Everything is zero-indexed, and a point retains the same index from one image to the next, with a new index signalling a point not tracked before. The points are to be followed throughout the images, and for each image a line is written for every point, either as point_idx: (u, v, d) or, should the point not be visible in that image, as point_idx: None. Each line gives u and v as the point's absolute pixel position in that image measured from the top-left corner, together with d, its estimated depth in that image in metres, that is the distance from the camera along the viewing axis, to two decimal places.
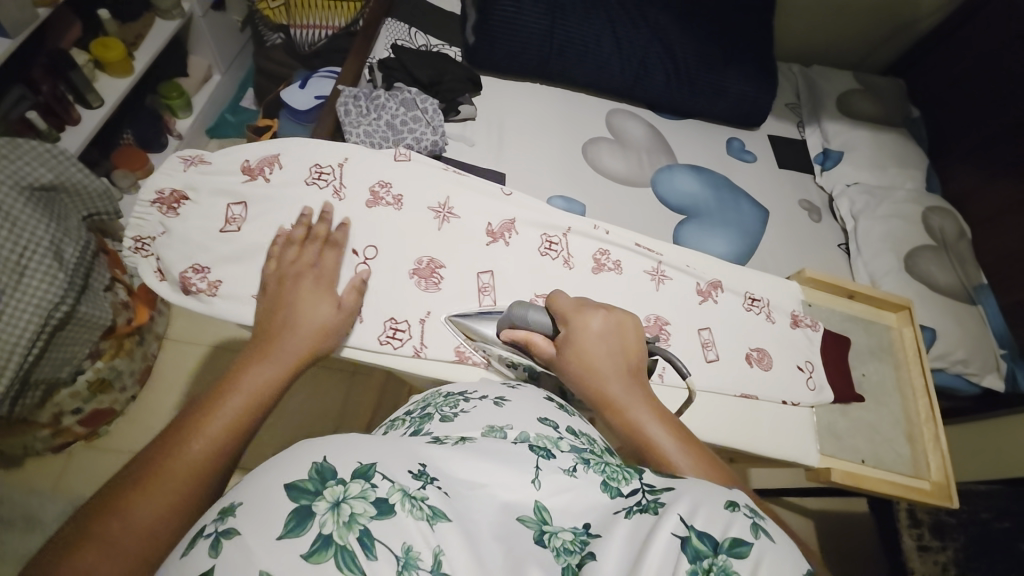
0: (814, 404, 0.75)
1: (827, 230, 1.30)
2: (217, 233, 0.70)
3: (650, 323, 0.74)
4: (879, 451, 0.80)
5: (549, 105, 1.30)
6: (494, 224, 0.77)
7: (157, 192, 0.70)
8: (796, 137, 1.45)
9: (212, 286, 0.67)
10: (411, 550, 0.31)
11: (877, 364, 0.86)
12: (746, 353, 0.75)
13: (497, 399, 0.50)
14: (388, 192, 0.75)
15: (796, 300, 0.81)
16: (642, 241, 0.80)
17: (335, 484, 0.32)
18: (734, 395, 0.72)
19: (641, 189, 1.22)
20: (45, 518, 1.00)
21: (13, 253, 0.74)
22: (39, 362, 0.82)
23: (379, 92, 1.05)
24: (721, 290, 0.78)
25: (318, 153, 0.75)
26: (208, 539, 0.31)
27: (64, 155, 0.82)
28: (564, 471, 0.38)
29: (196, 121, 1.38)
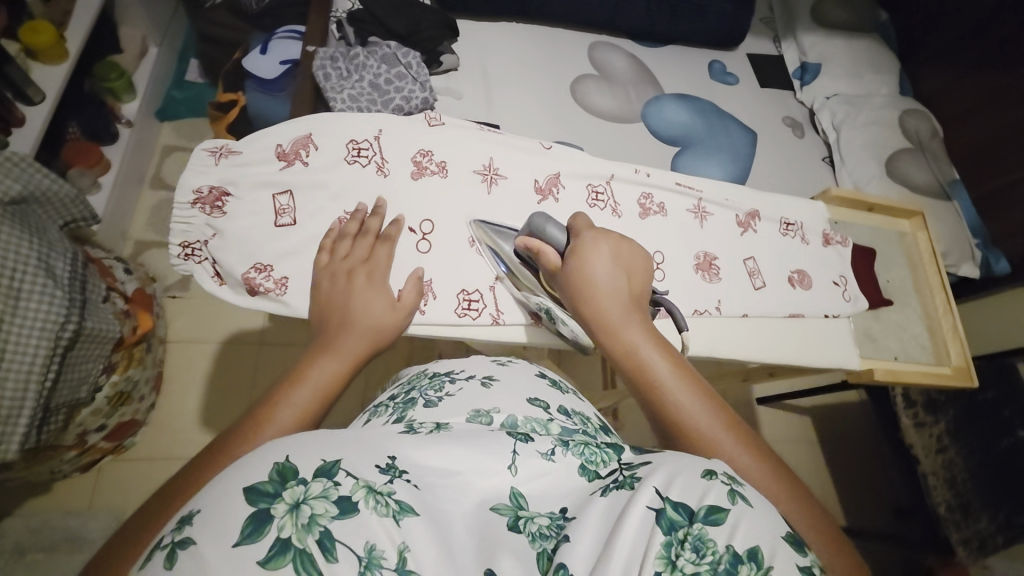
0: (851, 314, 0.81)
1: (811, 145, 1.33)
2: (273, 227, 0.66)
3: (701, 261, 0.77)
4: (907, 347, 0.88)
5: (529, 44, 1.23)
6: (541, 180, 0.76)
7: (194, 191, 0.64)
8: (774, 54, 1.44)
9: (281, 284, 0.64)
10: (375, 550, 0.30)
11: (897, 269, 0.93)
12: (787, 276, 0.79)
13: (483, 379, 0.53)
14: (431, 160, 0.72)
15: (824, 220, 0.85)
16: (683, 180, 0.81)
17: (295, 485, 0.31)
18: (782, 316, 0.77)
19: (633, 124, 1.20)
20: (92, 536, 0.97)
21: (3, 277, 0.68)
22: (57, 386, 0.76)
23: (355, 49, 0.97)
24: (758, 219, 0.82)
25: (332, 131, 0.70)
26: (163, 551, 0.29)
27: (25, 161, 0.74)
28: (541, 454, 0.40)
29: (142, 104, 1.25)
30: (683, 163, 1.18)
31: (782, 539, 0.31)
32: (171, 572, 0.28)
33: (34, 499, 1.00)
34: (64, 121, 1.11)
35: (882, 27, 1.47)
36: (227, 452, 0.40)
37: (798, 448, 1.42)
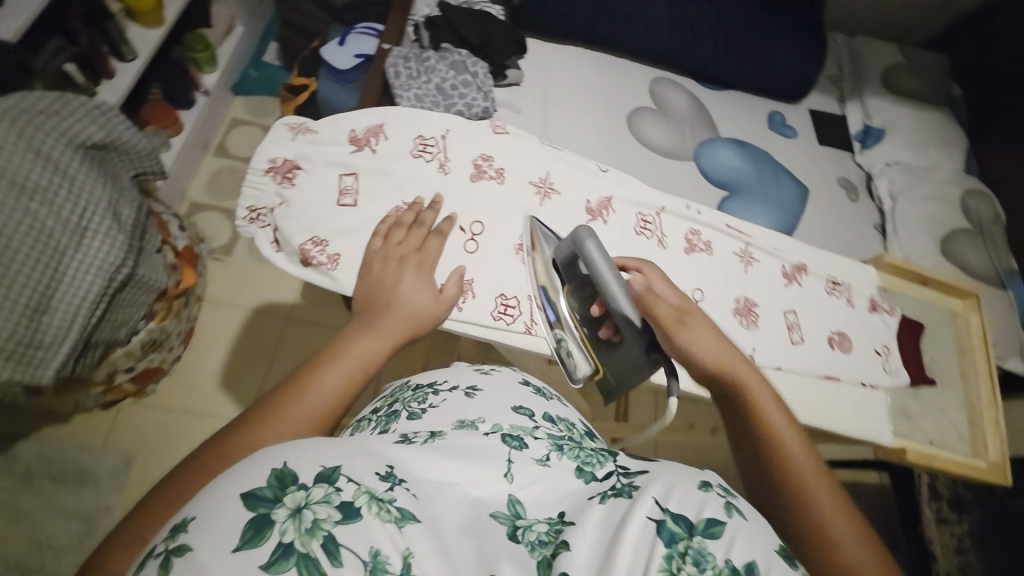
0: (891, 386, 0.78)
1: (863, 209, 1.30)
2: (335, 206, 0.68)
3: (741, 305, 0.75)
4: (943, 432, 0.84)
5: (592, 70, 1.26)
6: (593, 201, 0.77)
7: (269, 160, 0.69)
8: (837, 112, 1.42)
9: (333, 259, 0.66)
10: (379, 555, 0.31)
11: (942, 350, 0.89)
12: (828, 336, 0.77)
13: (468, 389, 0.52)
14: (490, 166, 0.75)
15: (872, 285, 0.83)
16: (733, 223, 0.81)
17: (295, 490, 0.32)
18: (816, 376, 0.75)
19: (684, 162, 1.20)
20: (96, 474, 1.01)
21: (73, 215, 0.72)
22: (101, 324, 0.80)
23: (428, 53, 1.02)
24: (804, 273, 0.80)
25: (391, 125, 0.73)
26: (158, 558, 0.30)
27: (111, 112, 0.80)
28: (537, 461, 0.43)
29: (222, 76, 1.33)
30: (729, 208, 1.17)
31: (775, 552, 0.33)
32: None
33: (50, 427, 1.03)
34: (149, 83, 1.19)
35: (954, 103, 1.44)
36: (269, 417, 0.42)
37: None
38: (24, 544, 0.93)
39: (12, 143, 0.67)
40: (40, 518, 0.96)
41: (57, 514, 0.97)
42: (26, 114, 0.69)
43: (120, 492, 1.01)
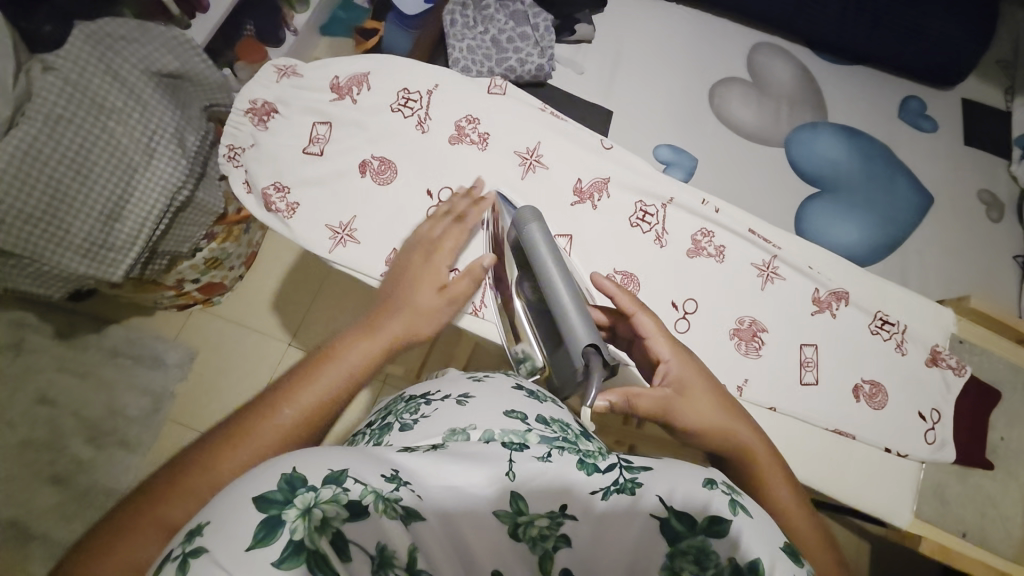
0: (928, 460, 0.64)
1: (1005, 233, 1.03)
2: (301, 152, 0.69)
3: (743, 327, 0.66)
4: (985, 527, 0.66)
5: (679, 31, 1.10)
6: (584, 181, 0.71)
7: (249, 102, 0.70)
8: (1000, 108, 1.13)
9: (291, 208, 0.67)
10: (387, 549, 0.32)
11: (1022, 431, 0.71)
12: (855, 385, 0.65)
13: (459, 397, 0.46)
14: (474, 129, 0.71)
15: (941, 333, 0.68)
16: (756, 229, 0.70)
17: (305, 491, 0.31)
18: (822, 428, 0.64)
19: (772, 149, 1.02)
20: (160, 362, 1.19)
21: (145, 138, 0.82)
22: (166, 236, 0.92)
23: (489, 0, 0.97)
24: (844, 302, 0.68)
25: (406, 78, 0.72)
26: (175, 561, 0.29)
27: (188, 44, 0.89)
28: (537, 459, 0.38)
29: (311, 16, 1.37)
30: (816, 209, 0.98)
31: (780, 551, 0.33)
32: None
33: (131, 315, 1.22)
34: (244, 19, 1.28)
35: None
36: (244, 426, 0.42)
37: None
38: (106, 408, 1.15)
39: (92, 66, 0.77)
40: (119, 389, 1.16)
41: (133, 389, 1.17)
42: (105, 38, 0.79)
43: (177, 381, 1.18)
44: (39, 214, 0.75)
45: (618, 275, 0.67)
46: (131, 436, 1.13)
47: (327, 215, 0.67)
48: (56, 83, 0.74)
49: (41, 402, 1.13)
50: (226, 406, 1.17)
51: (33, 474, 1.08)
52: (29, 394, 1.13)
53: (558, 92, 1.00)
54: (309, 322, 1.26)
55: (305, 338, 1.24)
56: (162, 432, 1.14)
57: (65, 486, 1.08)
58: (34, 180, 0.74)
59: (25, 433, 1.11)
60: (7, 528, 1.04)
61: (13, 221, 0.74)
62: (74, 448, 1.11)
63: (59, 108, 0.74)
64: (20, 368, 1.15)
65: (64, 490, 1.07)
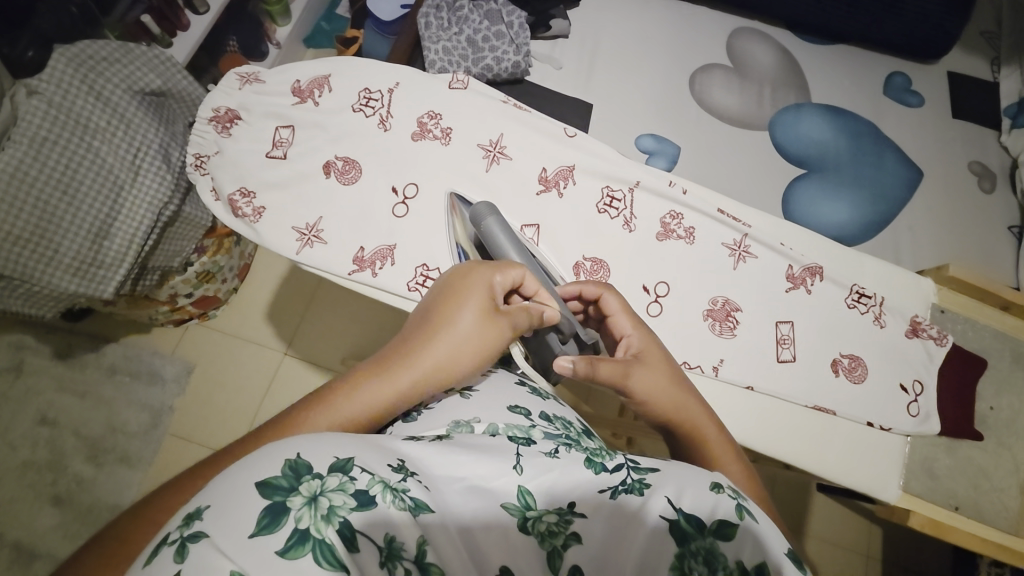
0: (913, 433, 0.63)
1: (997, 205, 1.02)
2: (265, 156, 0.70)
3: (717, 307, 0.66)
4: (980, 501, 0.64)
5: (656, 20, 1.10)
6: (549, 170, 0.71)
7: (213, 110, 0.71)
8: (986, 78, 1.12)
9: (257, 212, 0.67)
10: (395, 541, 0.30)
11: (1012, 399, 0.69)
12: (833, 359, 0.64)
13: (463, 390, 0.47)
14: (437, 124, 0.72)
15: (920, 304, 0.68)
16: (725, 208, 0.70)
17: (311, 478, 0.29)
18: (802, 406, 0.63)
19: (754, 131, 1.01)
20: (158, 376, 1.20)
21: (130, 153, 0.83)
22: (155, 252, 0.93)
23: (462, 1, 0.98)
24: (818, 277, 0.67)
25: (367, 78, 0.73)
26: (171, 546, 0.27)
27: (170, 62, 0.90)
28: (546, 454, 0.38)
29: (294, 29, 1.38)
30: (800, 189, 0.97)
31: (787, 555, 0.32)
32: (182, 566, 0.26)
33: (125, 332, 1.23)
34: (228, 35, 1.29)
35: None
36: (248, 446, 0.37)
37: (852, 560, 1.11)
38: (107, 424, 1.16)
39: (74, 87, 0.78)
40: (119, 406, 1.17)
41: (132, 406, 1.18)
42: (86, 59, 0.81)
43: (175, 395, 1.19)
44: (28, 235, 0.77)
45: (586, 262, 0.67)
46: (132, 452, 1.14)
47: (292, 217, 0.67)
48: (41, 106, 0.76)
49: (43, 422, 1.15)
50: (222, 417, 1.18)
51: (36, 495, 1.09)
52: (30, 415, 1.15)
53: (535, 87, 1.00)
54: (303, 331, 1.27)
55: (300, 347, 1.25)
56: (162, 447, 1.15)
57: (67, 502, 1.09)
58: (21, 201, 0.75)
59: (28, 453, 1.12)
60: (12, 550, 1.05)
61: (6, 242, 0.76)
62: (76, 467, 1.12)
63: (44, 130, 0.76)
64: (22, 390, 1.17)
65: (66, 510, 1.09)
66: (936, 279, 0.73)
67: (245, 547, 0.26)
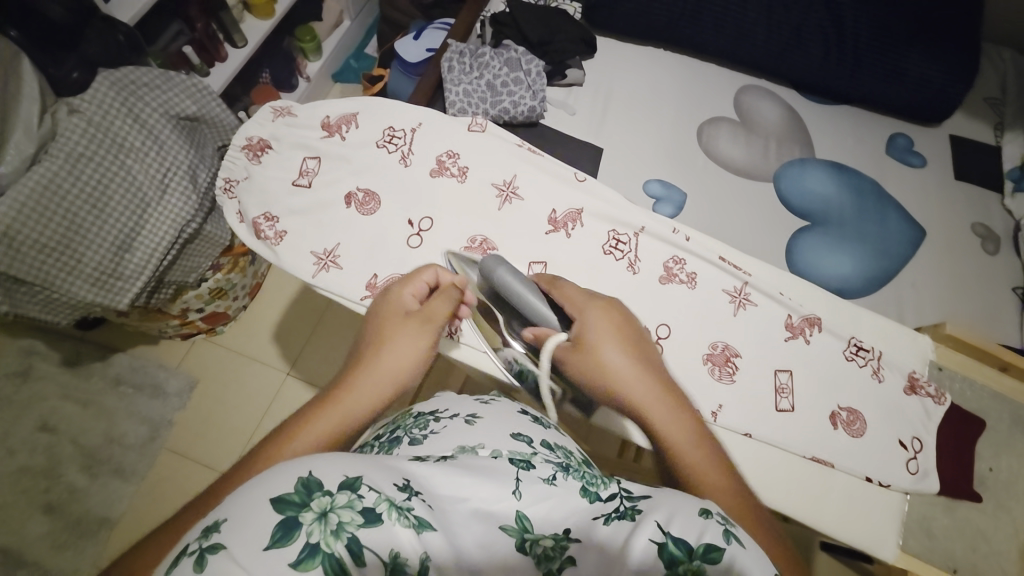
0: (911, 490, 0.62)
1: (1001, 266, 1.03)
2: (291, 184, 0.73)
3: (716, 352, 0.66)
4: (980, 565, 0.63)
5: (667, 75, 1.16)
6: (559, 212, 0.73)
7: (246, 138, 0.75)
8: (988, 143, 1.15)
9: (278, 235, 0.70)
10: (399, 557, 0.31)
11: (1013, 460, 0.69)
12: (832, 411, 0.64)
13: (468, 416, 0.47)
14: (454, 163, 0.75)
15: (918, 360, 0.68)
16: (727, 256, 0.72)
17: (322, 495, 0.30)
18: (800, 456, 0.63)
19: (758, 183, 1.05)
20: (161, 389, 1.21)
21: (159, 173, 0.87)
22: (172, 267, 0.96)
23: (485, 49, 1.04)
24: (817, 328, 0.68)
25: (393, 117, 0.77)
26: (190, 557, 0.28)
27: (207, 91, 0.96)
28: (544, 480, 0.39)
29: (324, 65, 1.47)
30: (803, 241, 0.99)
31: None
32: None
33: (133, 343, 1.25)
34: (262, 67, 1.37)
35: None
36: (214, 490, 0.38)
37: None
38: (105, 435, 1.15)
39: (114, 109, 0.83)
40: (119, 418, 1.17)
41: (132, 418, 1.18)
42: (128, 84, 0.87)
43: (174, 410, 1.19)
44: (53, 244, 0.80)
45: None
46: (126, 466, 1.13)
47: (310, 241, 0.70)
48: (80, 125, 0.80)
49: (42, 431, 1.15)
50: (219, 434, 1.18)
51: (26, 504, 1.08)
52: (31, 422, 1.15)
53: (550, 131, 1.05)
54: (308, 352, 1.28)
55: (303, 368, 1.26)
56: (157, 462, 1.14)
57: (56, 514, 1.08)
58: (50, 212, 0.79)
59: (22, 461, 1.11)
60: None
61: (30, 250, 0.79)
62: (68, 478, 1.11)
63: (81, 146, 0.80)
64: (25, 396, 1.17)
65: (53, 522, 1.07)
66: (934, 336, 0.74)
67: (259, 558, 0.28)
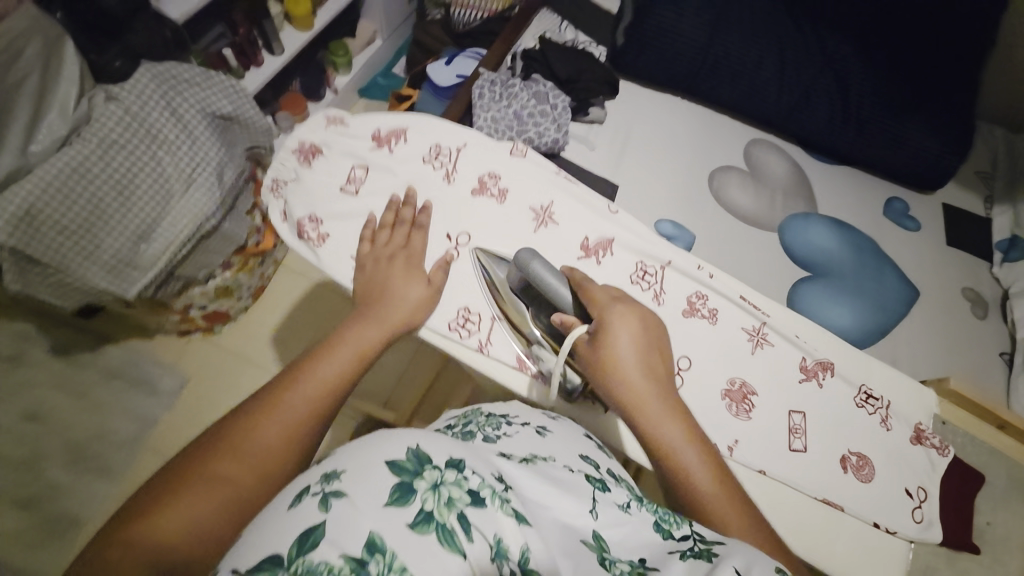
0: (917, 539, 0.63)
1: (990, 332, 1.08)
2: (337, 189, 0.75)
3: (734, 389, 0.68)
4: None
5: (684, 123, 1.22)
6: (590, 239, 0.76)
7: (298, 142, 0.77)
8: (980, 213, 1.22)
9: (321, 237, 0.72)
10: (502, 542, 0.35)
11: None
12: (842, 455, 0.66)
13: (539, 428, 0.51)
14: (494, 184, 0.78)
15: (920, 415, 0.69)
16: (748, 296, 0.74)
17: (432, 468, 0.37)
18: (807, 496, 0.64)
19: (764, 232, 1.09)
20: (155, 385, 1.19)
21: (188, 168, 0.88)
22: (186, 261, 0.96)
23: (515, 81, 1.10)
24: (830, 372, 0.70)
25: (438, 135, 0.80)
26: (313, 497, 0.34)
27: (241, 91, 0.97)
28: (618, 505, 0.42)
29: (351, 79, 1.51)
30: (806, 291, 1.03)
31: None
32: (326, 515, 0.33)
33: (129, 335, 1.23)
34: (293, 76, 1.42)
35: None
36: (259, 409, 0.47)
37: None
38: (90, 429, 1.12)
39: (152, 102, 0.85)
40: (106, 412, 1.15)
41: (120, 413, 1.15)
42: (170, 79, 0.89)
43: (164, 407, 1.17)
44: (72, 227, 0.80)
45: None
46: (107, 463, 1.10)
47: (350, 246, 0.71)
48: (117, 113, 0.82)
49: (27, 419, 1.12)
50: None
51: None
52: (15, 409, 1.12)
53: (570, 164, 1.09)
54: None
55: None
56: (140, 460, 1.11)
57: (31, 507, 1.04)
58: (76, 195, 0.80)
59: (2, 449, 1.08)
60: None
61: (48, 231, 0.79)
62: (48, 471, 1.07)
63: (114, 134, 0.82)
64: (12, 381, 1.14)
65: (29, 516, 1.04)
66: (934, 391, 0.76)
67: (382, 513, 0.33)
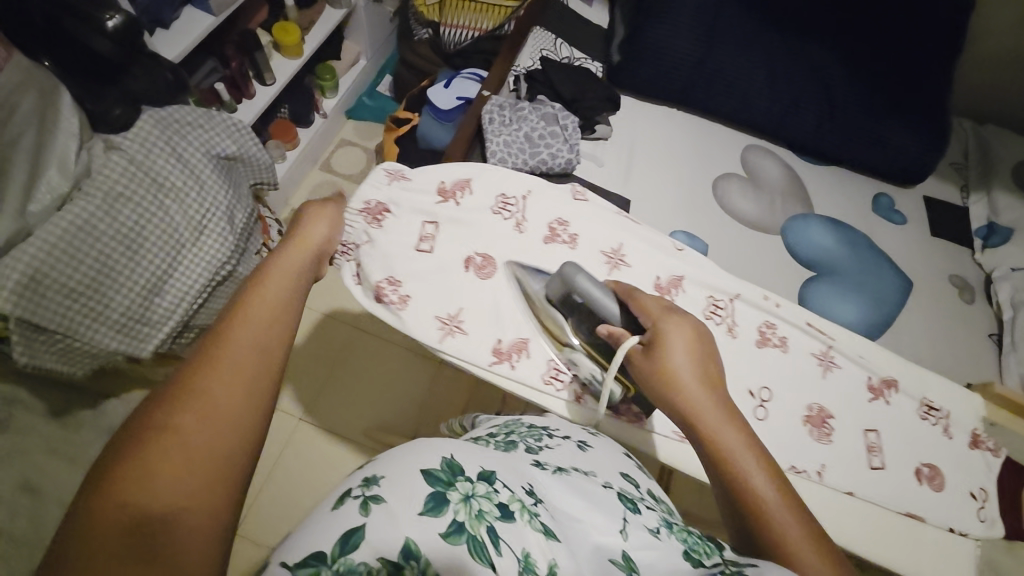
0: (983, 537, 0.69)
1: (978, 315, 1.16)
2: (413, 249, 0.75)
3: (813, 413, 0.72)
4: None
5: (683, 134, 1.25)
6: (663, 279, 0.79)
7: (365, 202, 0.76)
8: (957, 203, 1.31)
9: (403, 300, 0.72)
10: (529, 556, 0.36)
11: None
12: (916, 468, 0.71)
13: (580, 442, 0.54)
14: (565, 231, 0.80)
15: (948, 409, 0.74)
16: (814, 322, 0.78)
17: (464, 480, 0.38)
18: (842, 491, 0.69)
19: (769, 236, 1.13)
20: None
21: (197, 214, 0.84)
22: (199, 311, 0.91)
23: (523, 104, 1.10)
24: (893, 389, 0.75)
25: (504, 185, 0.82)
26: (355, 500, 0.37)
27: (244, 129, 0.92)
28: (648, 529, 0.42)
29: (340, 102, 1.47)
30: (815, 291, 1.07)
31: None
32: (365, 518, 0.35)
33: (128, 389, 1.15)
34: (281, 103, 1.36)
35: None
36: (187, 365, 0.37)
37: None
38: None
39: (156, 149, 0.81)
40: None
41: None
42: (172, 123, 0.84)
43: None
44: (81, 288, 0.74)
45: None
46: None
47: (435, 306, 0.73)
48: (120, 163, 0.78)
49: None
50: None
51: None
52: None
53: (582, 182, 1.10)
54: (320, 399, 1.21)
55: (316, 414, 1.19)
56: None
57: None
58: (82, 254, 0.74)
59: None
60: None
61: (56, 294, 0.73)
62: None
63: (119, 186, 0.77)
64: None
65: None
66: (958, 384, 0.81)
67: (417, 519, 0.35)
